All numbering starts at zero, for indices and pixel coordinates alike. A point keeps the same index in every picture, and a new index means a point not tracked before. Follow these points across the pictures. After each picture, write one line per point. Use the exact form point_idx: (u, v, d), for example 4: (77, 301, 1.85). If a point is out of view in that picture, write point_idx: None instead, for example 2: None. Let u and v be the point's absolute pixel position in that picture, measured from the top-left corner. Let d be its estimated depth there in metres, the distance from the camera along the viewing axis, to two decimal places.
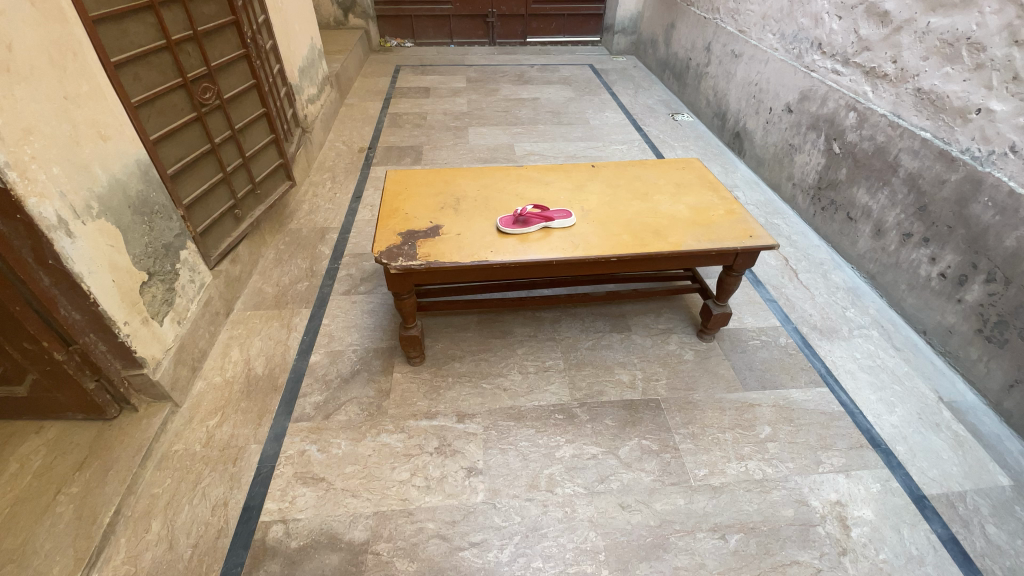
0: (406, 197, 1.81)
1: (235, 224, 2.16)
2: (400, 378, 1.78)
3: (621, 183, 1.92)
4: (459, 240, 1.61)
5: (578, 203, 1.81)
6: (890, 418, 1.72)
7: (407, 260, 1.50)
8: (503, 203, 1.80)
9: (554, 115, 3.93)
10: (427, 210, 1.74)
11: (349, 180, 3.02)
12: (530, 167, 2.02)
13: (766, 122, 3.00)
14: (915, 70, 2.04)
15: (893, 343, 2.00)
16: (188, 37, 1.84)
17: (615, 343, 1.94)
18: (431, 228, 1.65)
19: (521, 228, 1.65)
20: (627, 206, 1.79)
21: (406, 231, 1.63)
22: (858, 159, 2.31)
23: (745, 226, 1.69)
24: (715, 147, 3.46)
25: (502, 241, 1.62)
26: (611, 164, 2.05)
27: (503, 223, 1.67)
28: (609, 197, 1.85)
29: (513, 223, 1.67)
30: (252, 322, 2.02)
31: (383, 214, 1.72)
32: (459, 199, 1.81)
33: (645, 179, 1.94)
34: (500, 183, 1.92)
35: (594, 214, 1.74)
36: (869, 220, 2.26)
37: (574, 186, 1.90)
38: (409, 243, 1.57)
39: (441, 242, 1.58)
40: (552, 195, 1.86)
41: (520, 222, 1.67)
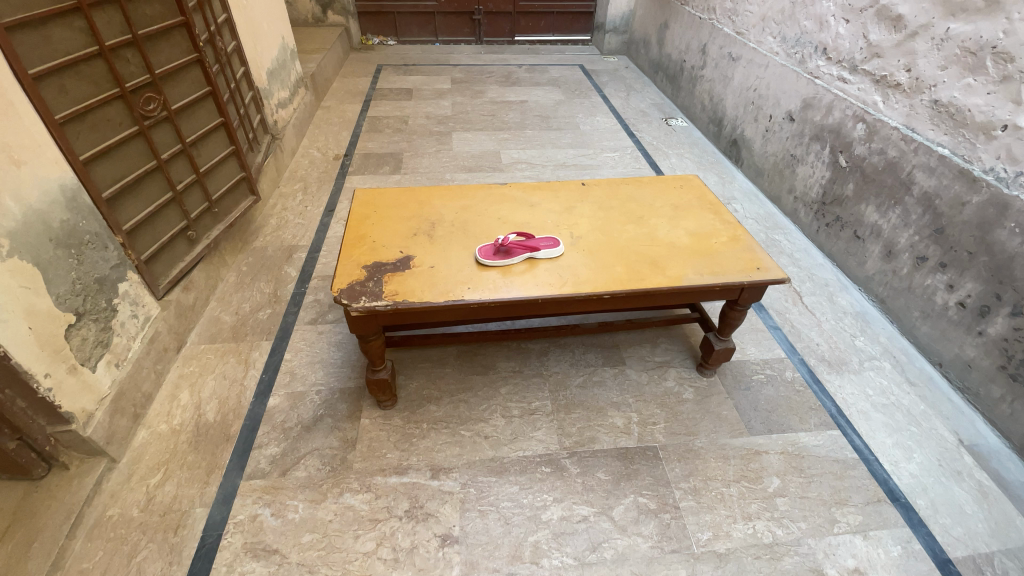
0: (374, 222, 1.61)
1: (189, 247, 1.96)
2: (368, 426, 1.59)
3: (613, 205, 1.74)
4: (432, 274, 1.42)
5: (567, 227, 1.63)
6: (908, 466, 1.58)
7: (371, 300, 1.31)
8: (483, 228, 1.62)
9: (542, 119, 3.74)
10: (397, 237, 1.55)
11: (322, 191, 2.81)
12: (514, 185, 1.84)
13: (766, 130, 2.84)
14: (932, 81, 1.89)
15: (907, 376, 1.85)
16: (127, 42, 1.63)
17: (607, 380, 1.77)
18: (401, 260, 1.46)
19: (502, 259, 1.46)
20: (621, 232, 1.62)
21: (373, 263, 1.44)
22: (868, 174, 2.16)
23: (752, 256, 1.52)
24: (710, 155, 3.30)
25: (481, 274, 1.43)
26: (602, 181, 1.87)
27: (480, 253, 1.48)
28: (601, 220, 1.67)
29: (490, 254, 1.48)
30: (205, 358, 1.82)
31: (347, 242, 1.52)
32: (434, 223, 1.62)
33: (640, 200, 1.77)
34: (481, 204, 1.73)
35: (584, 242, 1.57)
36: (879, 240, 2.11)
37: (563, 207, 1.72)
38: (374, 278, 1.38)
39: (411, 278, 1.39)
40: (538, 218, 1.68)
41: (499, 254, 1.47)
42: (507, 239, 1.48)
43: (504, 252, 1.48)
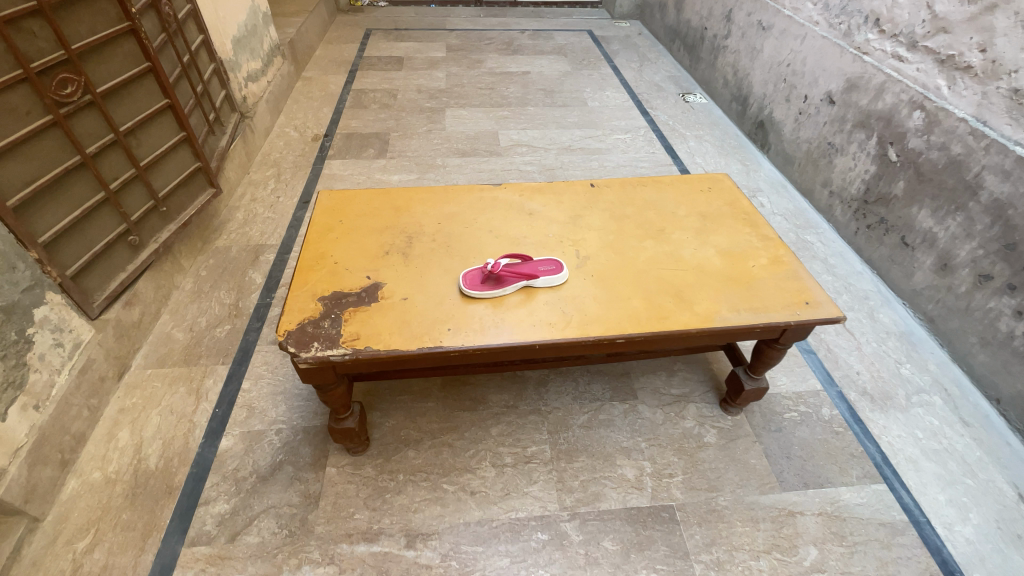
0: (338, 237, 1.33)
1: (133, 254, 1.70)
2: (335, 477, 1.36)
3: (629, 214, 1.45)
4: (404, 309, 1.14)
5: (573, 243, 1.34)
6: (964, 530, 1.34)
7: (324, 348, 1.05)
8: (471, 244, 1.33)
9: (546, 94, 3.38)
10: (365, 257, 1.27)
11: (298, 179, 2.51)
12: (510, 185, 1.55)
13: (799, 113, 2.51)
14: (1014, 65, 1.57)
15: (960, 414, 1.60)
16: (32, 11, 1.32)
17: (616, 419, 1.52)
18: (366, 289, 1.18)
19: (492, 289, 1.18)
20: (638, 250, 1.33)
21: (331, 294, 1.17)
22: (924, 172, 1.86)
23: (798, 286, 1.24)
24: (732, 138, 2.96)
25: (466, 309, 1.15)
26: (615, 181, 1.58)
27: (466, 283, 1.19)
28: (614, 234, 1.38)
29: (477, 285, 1.19)
30: (151, 387, 1.58)
31: (302, 264, 1.25)
32: (411, 238, 1.34)
33: (661, 207, 1.48)
34: (470, 211, 1.44)
35: (594, 264, 1.28)
36: (933, 250, 1.82)
37: (568, 216, 1.44)
38: (332, 316, 1.11)
39: (377, 315, 1.12)
40: (538, 229, 1.40)
41: (489, 286, 1.19)
42: (499, 268, 1.18)
43: (495, 283, 1.19)
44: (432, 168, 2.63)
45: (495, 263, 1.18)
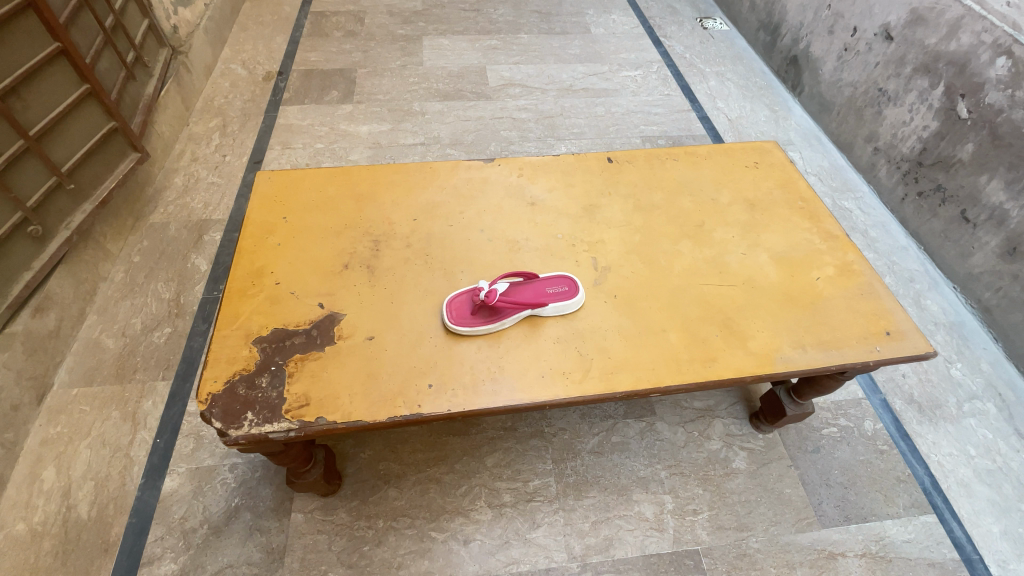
0: (280, 243, 1.01)
1: (38, 247, 1.37)
2: (302, 526, 1.15)
3: (658, 203, 1.14)
4: (369, 354, 0.86)
5: (588, 247, 1.04)
6: (1020, 568, 1.19)
7: (260, 423, 0.78)
8: (456, 249, 1.02)
9: (541, 17, 2.86)
10: (316, 272, 0.97)
11: (247, 132, 2.10)
12: (506, 160, 1.21)
13: (844, 49, 2.11)
14: None
15: (1016, 425, 1.42)
16: None
17: (631, 442, 1.31)
18: (318, 324, 0.89)
19: (486, 323, 0.89)
20: (671, 256, 1.04)
21: (270, 334, 0.88)
22: (1002, 135, 1.54)
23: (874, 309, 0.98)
24: (759, 76, 2.55)
25: (451, 353, 0.87)
26: (638, 155, 1.25)
27: (453, 316, 0.90)
28: (641, 232, 1.08)
29: (468, 319, 0.90)
30: (77, 411, 1.31)
31: (233, 287, 0.94)
32: (378, 242, 1.02)
33: (697, 193, 1.17)
34: (455, 200, 1.12)
35: (616, 279, 0.99)
36: (1001, 231, 1.55)
37: (581, 206, 1.12)
38: (271, 372, 0.83)
39: (332, 366, 0.84)
40: (544, 225, 1.08)
41: (484, 320, 0.90)
42: (497, 298, 0.88)
43: (493, 315, 0.90)
44: (408, 116, 2.21)
45: (491, 292, 0.89)
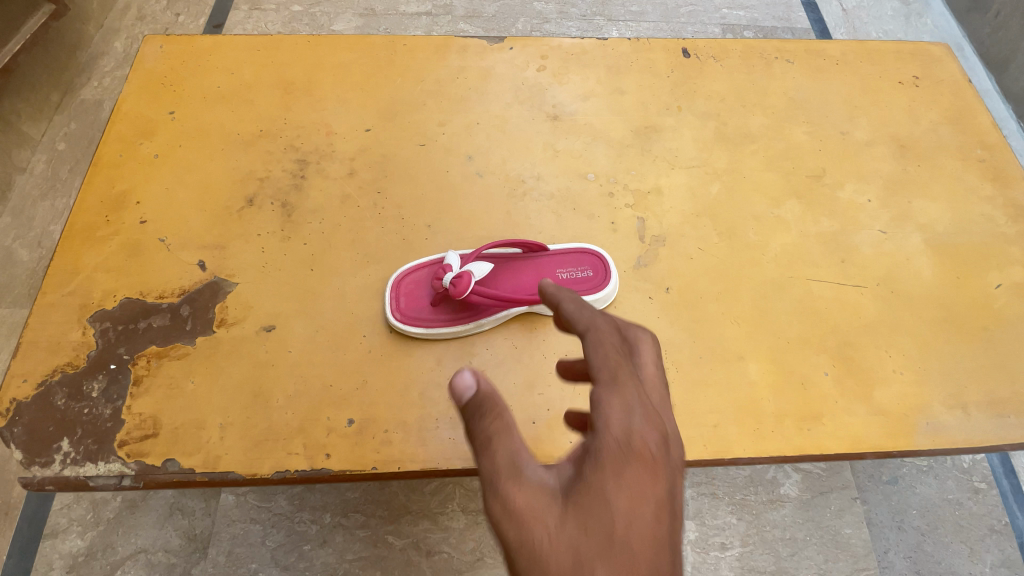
0: (160, 156, 0.66)
1: None
2: (232, 513, 0.92)
3: (755, 133, 0.72)
4: (260, 359, 0.54)
5: (635, 201, 0.66)
6: None
7: (77, 464, 0.50)
8: (426, 187, 0.65)
9: None
10: (204, 210, 0.62)
11: None
12: (523, 42, 0.78)
13: None
14: None
15: None
16: None
17: None
18: (191, 300, 0.57)
19: (450, 326, 0.56)
20: (766, 226, 0.65)
21: (118, 310, 0.57)
22: None
23: None
24: None
25: (392, 366, 0.55)
26: (733, 50, 0.79)
27: (401, 309, 0.57)
28: (719, 181, 0.68)
29: (425, 314, 0.56)
30: None
31: (76, 224, 0.61)
32: (306, 162, 0.66)
33: (818, 121, 0.74)
34: (435, 102, 0.72)
35: (673, 259, 0.62)
36: None
37: (630, 129, 0.71)
38: (108, 376, 0.53)
39: (201, 376, 0.53)
40: (569, 157, 0.69)
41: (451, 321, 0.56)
42: (470, 288, 0.54)
43: (465, 312, 0.56)
44: None
45: (462, 276, 0.54)
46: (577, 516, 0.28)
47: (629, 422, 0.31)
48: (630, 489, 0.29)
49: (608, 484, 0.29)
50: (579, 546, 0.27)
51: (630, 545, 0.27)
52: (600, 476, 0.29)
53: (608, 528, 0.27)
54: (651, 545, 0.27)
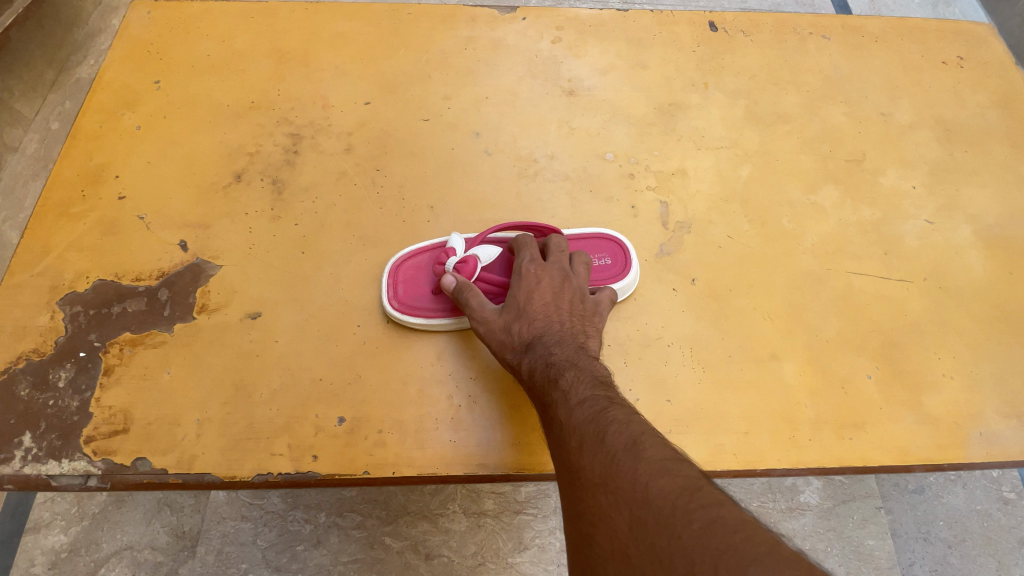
0: (142, 128, 0.61)
1: None
2: (222, 510, 0.87)
3: (788, 112, 0.66)
4: (243, 348, 0.49)
5: (657, 184, 0.60)
6: None
7: (38, 462, 0.45)
8: (429, 165, 0.60)
9: None
10: (187, 186, 0.57)
11: None
12: (537, 12, 0.72)
13: None
14: None
15: None
16: None
17: None
18: (171, 283, 0.52)
19: (455, 315, 0.50)
20: (802, 214, 0.59)
21: (91, 292, 0.52)
22: None
23: None
24: None
25: (388, 360, 0.50)
26: (764, 25, 0.73)
27: (399, 297, 0.51)
28: (749, 163, 0.62)
29: (426, 303, 0.51)
30: None
31: (49, 199, 0.56)
32: (300, 137, 0.61)
33: (857, 101, 0.68)
34: (441, 75, 0.66)
35: (698, 248, 0.57)
36: None
37: (653, 105, 0.65)
38: (78, 364, 0.48)
39: (178, 366, 0.48)
40: (585, 135, 0.63)
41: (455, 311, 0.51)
42: (474, 273, 0.50)
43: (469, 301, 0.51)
44: None
45: (465, 260, 0.50)
46: (508, 310, 0.48)
47: (531, 282, 0.49)
48: (530, 295, 0.48)
49: (519, 283, 0.49)
50: (504, 318, 0.48)
51: (532, 309, 0.48)
52: (514, 286, 0.49)
53: (524, 304, 0.48)
54: (541, 321, 0.48)
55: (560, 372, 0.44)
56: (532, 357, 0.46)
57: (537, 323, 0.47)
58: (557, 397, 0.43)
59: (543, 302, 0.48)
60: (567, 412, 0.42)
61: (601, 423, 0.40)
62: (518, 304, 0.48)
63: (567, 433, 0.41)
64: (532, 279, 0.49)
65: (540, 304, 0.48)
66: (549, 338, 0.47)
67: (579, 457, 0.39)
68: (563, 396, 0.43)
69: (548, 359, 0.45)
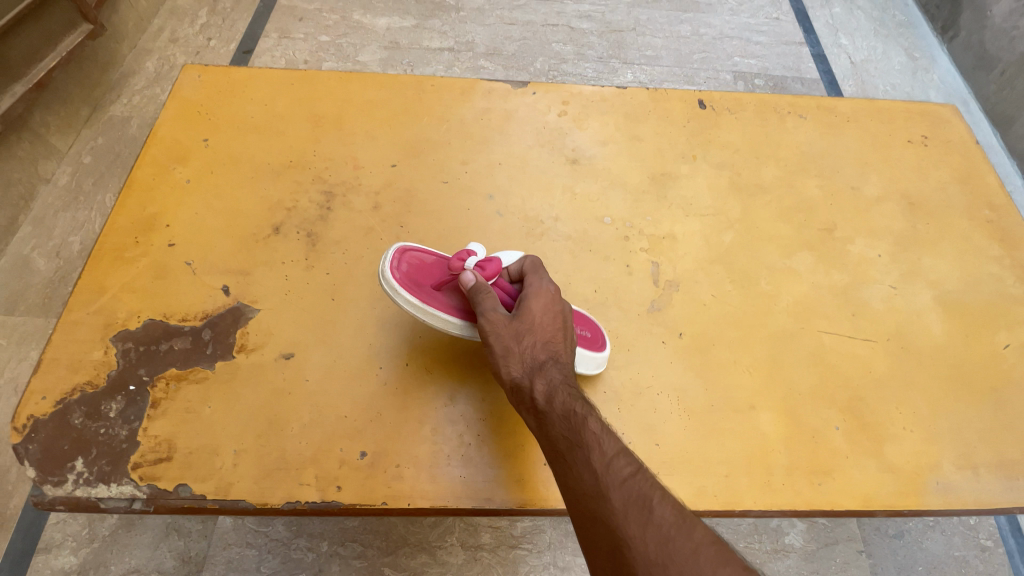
0: (191, 181, 0.68)
1: None
2: (228, 536, 0.90)
3: (768, 185, 0.74)
4: (276, 386, 0.55)
5: (650, 245, 0.67)
6: None
7: (91, 485, 0.50)
8: (447, 223, 0.67)
9: None
10: (231, 236, 0.64)
11: (239, 11, 1.63)
12: (545, 86, 0.81)
13: None
14: None
15: None
16: None
17: None
18: (213, 323, 0.58)
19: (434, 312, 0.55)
20: (779, 276, 0.66)
21: (141, 330, 0.58)
22: None
23: None
24: (900, 7, 1.87)
25: (407, 400, 0.55)
26: (746, 104, 0.82)
27: (402, 272, 0.56)
28: (733, 228, 0.70)
29: (424, 292, 0.56)
30: None
31: (107, 243, 0.63)
32: (333, 194, 0.68)
33: (829, 176, 0.77)
34: (459, 141, 0.74)
35: (686, 305, 0.63)
36: None
37: (647, 174, 0.73)
38: (128, 396, 0.54)
39: (218, 400, 0.54)
40: (586, 199, 0.71)
41: (441, 300, 0.56)
42: (493, 275, 0.55)
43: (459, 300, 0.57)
44: (438, 10, 1.70)
45: (489, 260, 0.56)
46: (516, 330, 0.52)
47: (542, 311, 0.53)
48: (539, 323, 0.52)
49: (531, 305, 0.53)
50: (513, 337, 0.51)
51: (537, 334, 0.52)
52: (527, 311, 0.52)
53: (535, 325, 0.52)
54: (544, 348, 0.51)
55: (583, 412, 0.46)
56: (542, 382, 0.49)
57: (547, 347, 0.51)
58: (583, 433, 0.45)
59: (551, 327, 0.52)
60: (592, 447, 0.44)
61: (641, 486, 0.41)
62: (526, 327, 0.52)
63: (611, 491, 0.41)
64: (542, 306, 0.53)
65: (544, 333, 0.52)
66: (558, 363, 0.50)
67: (621, 515, 0.39)
68: (595, 440, 0.44)
69: (561, 386, 0.48)
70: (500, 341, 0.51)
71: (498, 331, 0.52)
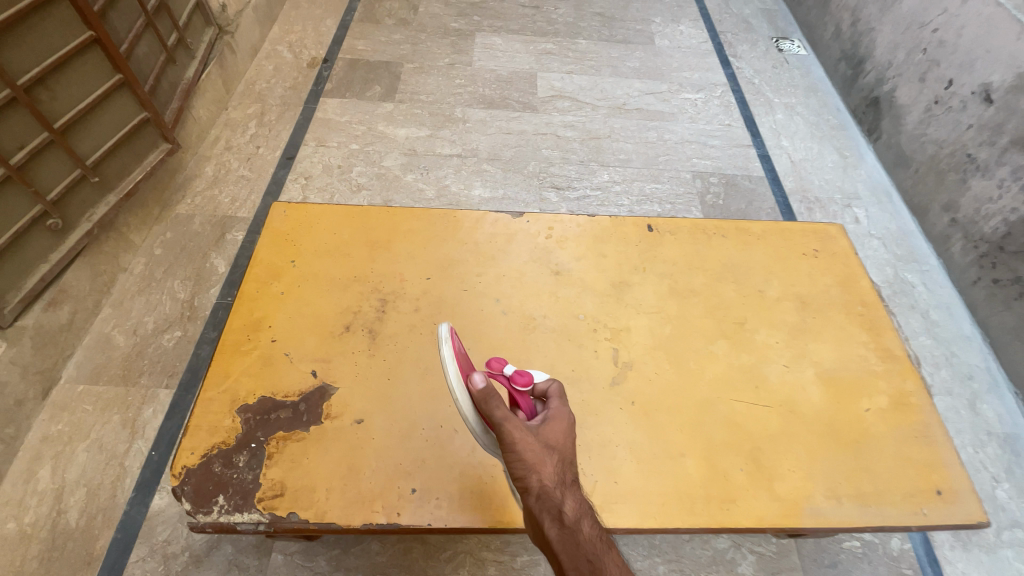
0: (284, 292, 0.95)
1: (58, 240, 1.28)
2: (280, 569, 1.10)
3: (698, 289, 1.03)
4: (352, 442, 0.80)
5: (612, 336, 0.95)
6: None
7: (230, 513, 0.74)
8: (466, 321, 0.94)
9: (603, 21, 2.59)
10: (316, 333, 0.91)
11: (284, 124, 1.98)
12: (536, 215, 1.11)
13: (930, 108, 1.86)
14: None
15: None
16: None
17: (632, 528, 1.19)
18: (306, 398, 0.83)
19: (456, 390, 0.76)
20: (704, 358, 0.93)
21: (256, 404, 0.83)
22: None
23: (917, 456, 0.87)
24: (831, 114, 2.26)
25: (442, 451, 0.80)
26: (682, 226, 1.12)
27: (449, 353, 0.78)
28: (671, 322, 0.97)
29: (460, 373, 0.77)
30: (80, 410, 1.26)
31: (228, 340, 0.89)
32: (386, 301, 0.95)
33: (742, 282, 1.05)
34: (473, 259, 1.03)
35: (637, 380, 0.90)
36: None
37: (609, 282, 1.02)
38: (251, 450, 0.78)
39: (313, 452, 0.78)
40: (566, 302, 0.99)
41: None
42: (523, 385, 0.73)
43: None
44: (448, 122, 2.06)
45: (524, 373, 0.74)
46: (548, 447, 0.66)
47: (567, 436, 0.69)
48: (565, 445, 0.68)
49: (559, 428, 0.69)
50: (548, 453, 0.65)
51: (564, 455, 0.67)
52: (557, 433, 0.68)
53: (561, 446, 0.67)
54: (568, 467, 0.66)
55: (602, 537, 0.60)
56: (569, 498, 0.62)
57: (569, 469, 0.66)
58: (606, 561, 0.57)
59: (571, 451, 0.68)
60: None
61: None
62: (556, 446, 0.67)
63: None
64: (565, 432, 0.69)
65: (567, 454, 0.67)
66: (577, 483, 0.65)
67: None
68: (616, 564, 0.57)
69: (583, 510, 0.61)
70: (533, 451, 0.65)
71: (532, 442, 0.66)
